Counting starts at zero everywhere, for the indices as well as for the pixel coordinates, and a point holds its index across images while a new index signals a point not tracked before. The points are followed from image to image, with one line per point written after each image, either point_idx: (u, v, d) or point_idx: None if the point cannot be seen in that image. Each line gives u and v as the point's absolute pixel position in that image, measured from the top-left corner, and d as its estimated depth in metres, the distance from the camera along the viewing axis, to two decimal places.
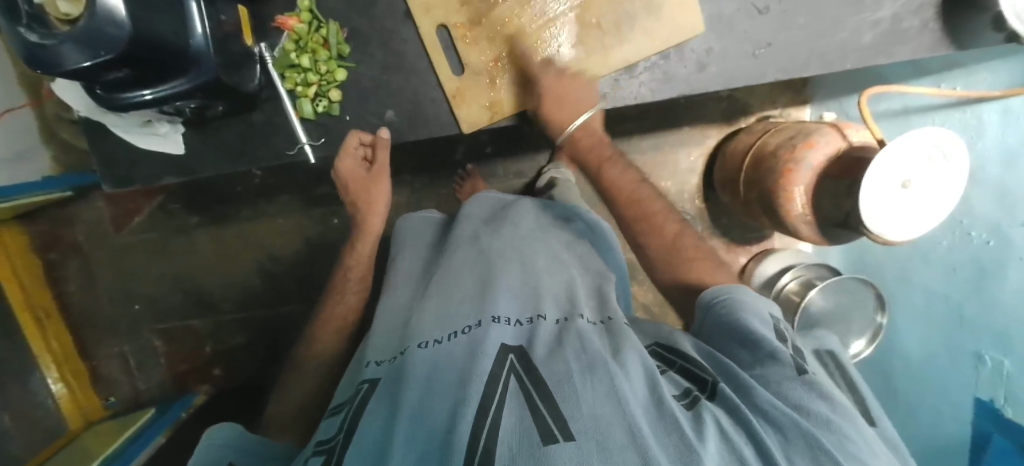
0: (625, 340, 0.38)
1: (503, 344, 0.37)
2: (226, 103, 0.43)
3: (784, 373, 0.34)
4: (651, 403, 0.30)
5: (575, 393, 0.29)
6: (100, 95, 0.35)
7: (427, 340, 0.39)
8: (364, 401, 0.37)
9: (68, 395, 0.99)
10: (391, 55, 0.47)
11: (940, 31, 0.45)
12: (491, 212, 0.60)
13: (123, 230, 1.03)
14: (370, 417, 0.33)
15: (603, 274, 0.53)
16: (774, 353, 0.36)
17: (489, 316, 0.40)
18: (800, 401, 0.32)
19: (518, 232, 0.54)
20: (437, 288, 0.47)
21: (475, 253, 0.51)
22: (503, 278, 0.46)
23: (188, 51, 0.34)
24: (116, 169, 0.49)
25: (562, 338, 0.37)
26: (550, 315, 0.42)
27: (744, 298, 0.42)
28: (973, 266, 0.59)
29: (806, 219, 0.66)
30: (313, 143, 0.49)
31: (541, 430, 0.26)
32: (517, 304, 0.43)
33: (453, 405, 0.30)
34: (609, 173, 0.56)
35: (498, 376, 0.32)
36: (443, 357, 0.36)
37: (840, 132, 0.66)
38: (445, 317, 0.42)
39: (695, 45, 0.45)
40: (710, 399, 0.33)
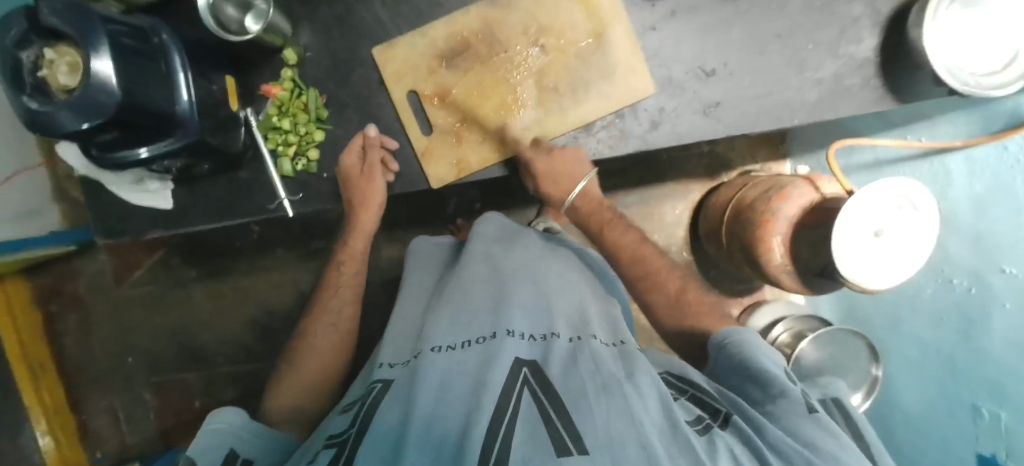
0: (641, 367, 0.36)
1: (517, 358, 0.35)
2: (212, 161, 0.46)
3: (795, 409, 0.34)
4: (666, 425, 0.30)
5: (590, 408, 0.29)
6: (94, 154, 0.38)
7: (439, 345, 0.37)
8: (376, 400, 0.36)
9: (54, 451, 0.97)
10: (366, 118, 0.51)
11: (881, 88, 0.48)
12: (502, 233, 0.57)
13: (123, 283, 1.06)
14: (387, 411, 0.32)
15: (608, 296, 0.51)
16: (785, 392, 0.36)
17: (504, 329, 0.38)
18: (810, 439, 0.32)
19: (529, 254, 0.51)
20: (450, 295, 0.44)
21: (487, 268, 0.48)
22: (517, 293, 0.43)
23: (176, 116, 0.37)
24: (108, 225, 0.52)
25: (578, 357, 0.36)
26: (564, 333, 0.39)
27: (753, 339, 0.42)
28: (959, 314, 0.58)
29: (786, 269, 0.66)
30: (291, 198, 0.52)
31: (555, 444, 0.26)
32: (532, 319, 0.41)
33: (468, 410, 0.29)
34: (610, 236, 0.57)
35: (511, 391, 0.31)
36: (456, 365, 0.34)
37: (813, 184, 0.68)
38: (459, 324, 0.39)
39: (648, 104, 0.49)
40: (722, 426, 0.33)
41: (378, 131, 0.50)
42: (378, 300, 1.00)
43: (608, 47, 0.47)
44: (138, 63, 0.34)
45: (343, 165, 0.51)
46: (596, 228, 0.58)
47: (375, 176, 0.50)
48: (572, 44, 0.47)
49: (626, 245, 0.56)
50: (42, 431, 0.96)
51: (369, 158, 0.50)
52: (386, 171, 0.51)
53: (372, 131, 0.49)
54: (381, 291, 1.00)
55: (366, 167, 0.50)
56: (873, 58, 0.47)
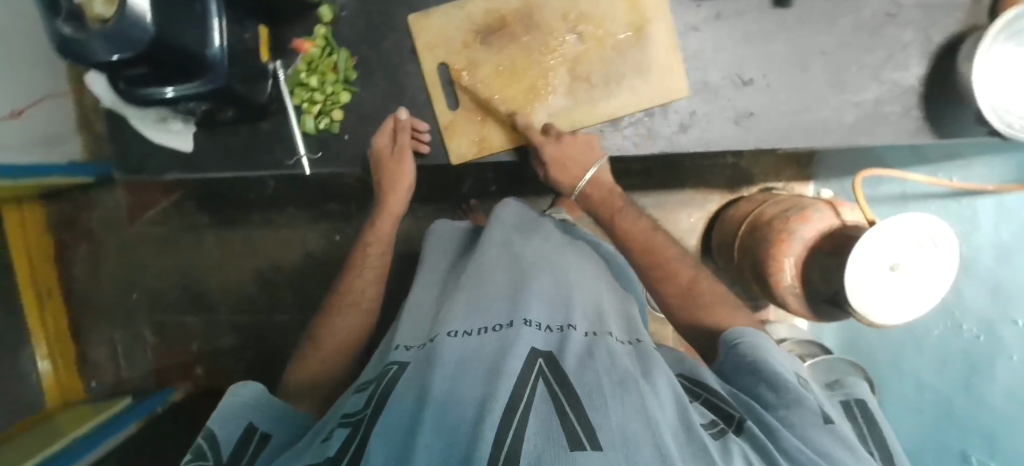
0: (657, 364, 0.36)
1: (533, 348, 0.34)
2: (236, 109, 0.46)
3: (810, 418, 0.33)
4: (680, 427, 0.29)
5: (604, 405, 0.28)
6: (122, 88, 0.38)
7: (455, 329, 0.37)
8: (392, 381, 0.36)
9: (51, 375, 1.00)
10: (394, 85, 0.51)
11: (921, 119, 0.46)
12: (522, 220, 0.57)
13: (135, 221, 1.07)
14: (398, 397, 0.32)
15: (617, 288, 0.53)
16: (803, 400, 0.35)
17: (521, 318, 0.38)
18: (827, 450, 0.31)
19: (550, 243, 0.53)
20: (469, 282, 0.45)
21: (507, 254, 0.49)
22: (537, 282, 0.44)
23: (206, 60, 0.37)
24: (129, 160, 0.52)
25: (593, 351, 0.36)
26: (580, 327, 0.40)
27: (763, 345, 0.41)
28: (964, 359, 0.57)
29: (795, 291, 0.66)
30: (311, 156, 0.52)
31: (569, 436, 0.25)
32: (548, 310, 0.41)
33: (483, 394, 0.28)
34: (621, 223, 0.54)
35: (526, 379, 0.30)
36: (471, 352, 0.34)
37: (834, 209, 0.67)
38: (477, 311, 0.40)
39: (680, 106, 0.48)
40: (736, 433, 0.32)
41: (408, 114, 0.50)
42: None
43: (646, 43, 0.46)
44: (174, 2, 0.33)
45: (376, 145, 0.50)
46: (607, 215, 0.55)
47: (405, 157, 0.49)
48: (611, 36, 0.46)
49: (637, 233, 0.54)
50: (41, 353, 0.99)
51: (400, 140, 0.49)
52: (419, 146, 0.50)
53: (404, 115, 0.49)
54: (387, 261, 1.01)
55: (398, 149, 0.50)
56: (917, 88, 0.46)
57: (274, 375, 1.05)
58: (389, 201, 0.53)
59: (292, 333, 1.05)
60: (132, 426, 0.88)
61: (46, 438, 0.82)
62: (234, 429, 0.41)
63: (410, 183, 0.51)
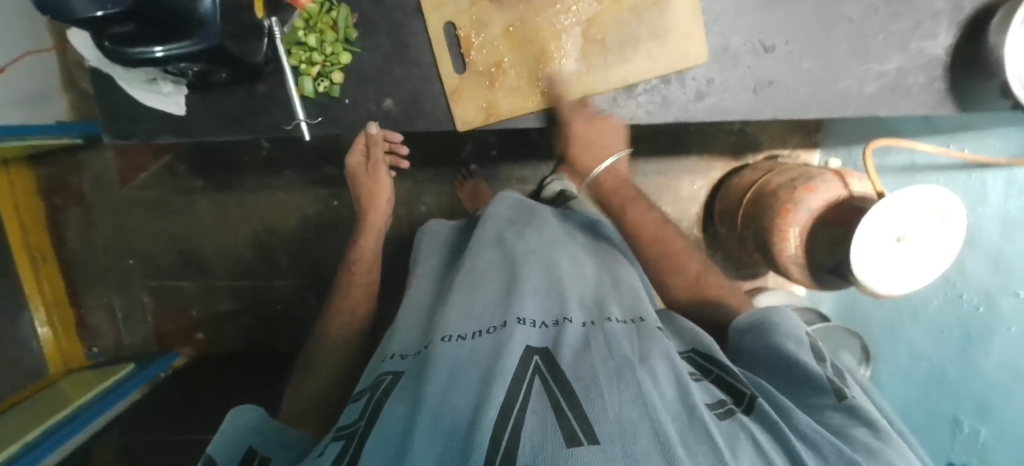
0: (656, 344, 0.37)
1: (528, 345, 0.36)
2: (230, 70, 0.43)
3: (825, 400, 0.35)
4: (683, 409, 0.29)
5: (600, 398, 0.28)
6: (107, 47, 0.35)
7: (450, 334, 0.39)
8: (388, 390, 0.37)
9: (51, 339, 1.00)
10: (397, 46, 0.48)
11: (945, 91, 0.45)
12: (515, 213, 0.60)
13: (128, 184, 1.04)
14: (394, 406, 0.33)
15: (616, 261, 0.55)
16: (817, 377, 0.36)
17: (514, 317, 0.39)
18: (842, 428, 0.32)
19: (543, 236, 0.55)
20: (463, 286, 0.47)
21: (500, 252, 0.52)
22: (529, 280, 0.45)
23: (197, 17, 0.35)
24: (117, 123, 0.50)
25: (590, 341, 0.37)
26: (577, 318, 0.41)
27: (779, 318, 0.43)
28: (960, 330, 0.63)
29: (797, 262, 0.66)
30: (310, 121, 0.50)
31: (566, 432, 0.25)
32: (541, 307, 0.42)
33: (476, 400, 0.29)
34: (631, 214, 0.59)
35: (522, 378, 0.31)
36: (467, 355, 0.35)
37: (842, 180, 0.66)
38: (471, 316, 0.41)
39: (697, 73, 0.46)
40: (746, 412, 0.32)
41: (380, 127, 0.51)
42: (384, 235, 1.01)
43: (666, 4, 0.43)
44: None
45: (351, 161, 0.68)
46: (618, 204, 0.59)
47: (377, 170, 0.68)
48: None
49: (648, 225, 0.58)
50: (42, 320, 0.99)
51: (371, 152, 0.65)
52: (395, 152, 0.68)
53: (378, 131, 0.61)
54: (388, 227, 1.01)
55: (371, 163, 0.66)
56: (943, 58, 0.44)
57: (277, 338, 1.07)
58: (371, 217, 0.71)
59: (292, 298, 1.06)
60: (135, 392, 0.91)
61: (49, 407, 0.82)
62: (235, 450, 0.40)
63: (387, 195, 0.70)
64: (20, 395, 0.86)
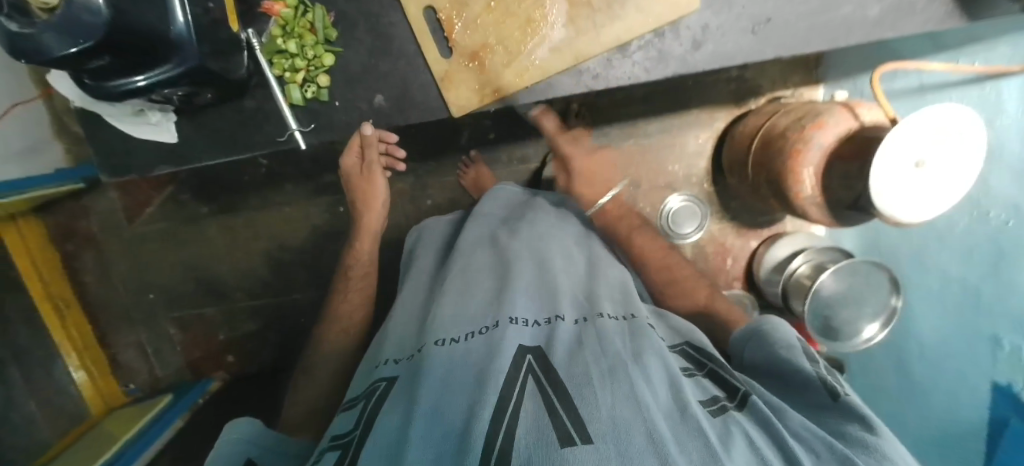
0: (648, 341, 0.39)
1: (521, 344, 0.37)
2: (214, 89, 0.42)
3: (822, 398, 0.36)
4: (674, 409, 0.30)
5: (594, 398, 0.29)
6: (89, 84, 0.35)
7: (445, 338, 0.40)
8: (382, 397, 0.38)
9: (88, 382, 1.03)
10: (380, 39, 0.46)
11: (953, 3, 0.43)
12: (506, 217, 0.64)
13: (136, 220, 1.05)
14: (390, 409, 0.34)
15: (590, 243, 0.60)
16: (809, 378, 0.38)
17: (506, 317, 0.40)
18: (839, 428, 0.33)
19: (536, 235, 0.57)
20: (457, 288, 0.48)
21: (494, 256, 0.54)
22: (522, 280, 0.47)
23: (171, 38, 0.34)
24: (113, 159, 0.49)
25: (582, 338, 0.38)
26: (569, 316, 0.43)
27: (775, 325, 0.44)
28: (993, 247, 0.61)
29: (815, 201, 0.65)
30: (303, 130, 0.49)
31: (559, 433, 0.26)
32: (535, 306, 0.44)
33: (469, 405, 0.30)
34: (637, 240, 0.65)
35: (515, 379, 0.32)
36: (461, 356, 0.36)
37: (851, 111, 0.64)
38: (465, 317, 0.42)
39: (690, 22, 0.44)
40: (739, 408, 0.33)
41: (373, 127, 0.50)
42: (395, 235, 1.01)
43: None
44: None
45: (346, 163, 0.67)
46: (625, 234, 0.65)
47: (373, 173, 0.67)
48: None
49: (654, 253, 0.64)
50: (76, 364, 1.02)
51: (366, 156, 0.64)
52: (393, 155, 0.69)
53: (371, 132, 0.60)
54: (398, 226, 1.01)
55: (365, 165, 0.65)
56: None
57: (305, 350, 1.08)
58: (368, 218, 0.70)
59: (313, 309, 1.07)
60: (179, 419, 0.93)
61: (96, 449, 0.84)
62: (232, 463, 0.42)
63: (382, 197, 0.69)
64: (58, 446, 0.88)
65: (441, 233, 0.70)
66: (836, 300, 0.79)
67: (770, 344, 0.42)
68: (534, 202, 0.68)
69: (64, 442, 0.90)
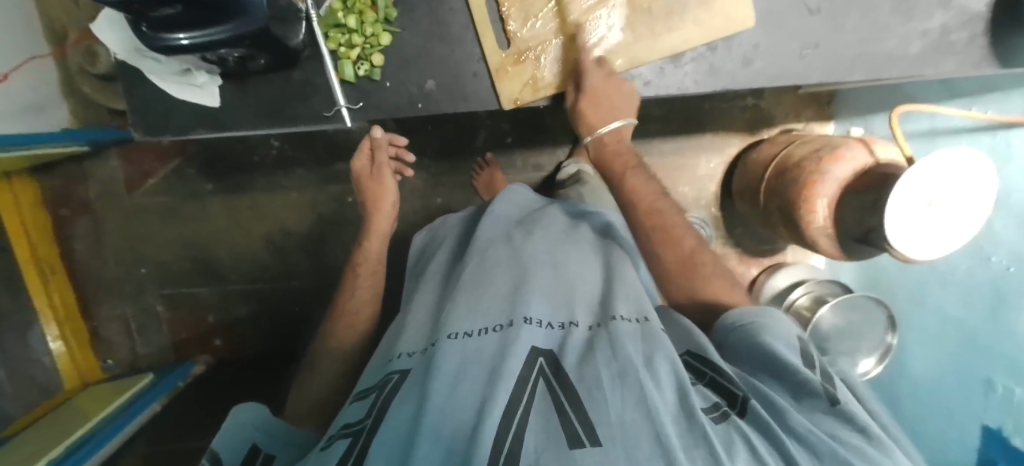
0: (658, 345, 0.37)
1: (534, 346, 0.38)
2: (269, 55, 0.42)
3: (817, 404, 0.34)
4: (681, 414, 0.30)
5: (603, 399, 0.30)
6: (145, 32, 0.33)
7: (456, 331, 0.40)
8: (394, 390, 0.38)
9: (65, 353, 0.99)
10: (436, 25, 0.47)
11: (989, 47, 0.44)
12: (522, 214, 0.64)
13: (136, 191, 1.03)
14: (403, 401, 0.34)
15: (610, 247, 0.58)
16: (807, 381, 0.35)
17: (520, 317, 0.41)
18: (835, 432, 0.32)
19: (551, 235, 0.57)
20: (471, 285, 0.49)
21: (509, 251, 0.54)
22: (537, 280, 0.47)
23: (239, 2, 0.32)
24: (150, 116, 0.48)
25: (594, 342, 0.38)
26: (583, 323, 0.43)
27: (767, 319, 0.43)
28: (993, 290, 0.63)
29: (826, 232, 0.69)
30: (351, 107, 0.48)
31: (568, 434, 0.28)
32: (549, 307, 0.44)
33: (482, 399, 0.31)
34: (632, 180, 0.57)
35: (527, 379, 0.34)
36: (474, 350, 0.37)
37: (868, 147, 0.68)
38: (478, 313, 0.43)
39: (743, 39, 0.44)
40: (739, 415, 0.33)
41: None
42: (403, 229, 1.01)
43: None
44: None
45: (357, 165, 0.68)
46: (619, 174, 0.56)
47: (384, 176, 0.67)
48: None
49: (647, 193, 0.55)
50: (54, 335, 0.98)
51: (378, 158, 0.67)
52: (402, 157, 0.71)
53: (379, 133, 0.65)
54: (407, 221, 1.01)
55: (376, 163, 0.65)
56: (985, 13, 0.44)
57: (296, 341, 1.05)
58: (378, 217, 0.68)
59: (310, 299, 1.05)
60: (156, 403, 0.89)
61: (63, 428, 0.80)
62: (239, 450, 0.42)
63: (393, 198, 0.68)
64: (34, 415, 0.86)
65: (455, 227, 0.71)
66: (835, 332, 0.82)
67: (766, 341, 0.40)
68: (554, 202, 0.68)
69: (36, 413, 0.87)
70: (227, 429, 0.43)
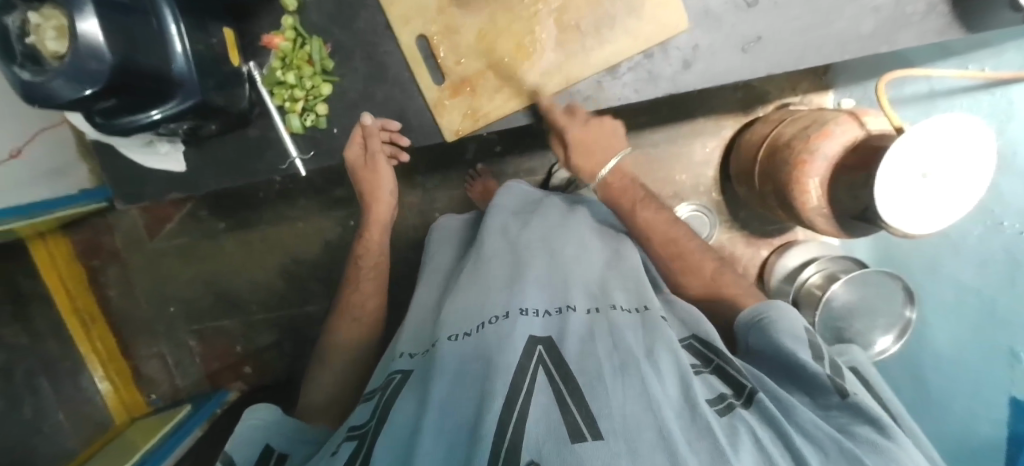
0: (660, 336, 0.39)
1: (532, 335, 0.38)
2: (219, 122, 0.45)
3: (830, 399, 0.36)
4: (684, 407, 0.31)
5: (604, 391, 0.31)
6: (100, 122, 0.38)
7: (456, 333, 0.41)
8: (397, 390, 0.41)
9: (113, 393, 1.09)
10: (375, 68, 0.48)
11: (950, 14, 0.41)
12: (521, 205, 0.64)
13: (157, 235, 1.09)
14: (402, 405, 0.36)
15: (617, 238, 0.58)
16: (816, 376, 0.37)
17: (516, 308, 0.41)
18: (847, 427, 0.34)
19: (547, 223, 0.57)
20: (469, 279, 0.49)
21: (506, 243, 0.54)
22: (533, 270, 0.48)
23: (172, 77, 0.36)
24: (127, 187, 0.52)
25: (594, 331, 0.39)
26: (580, 305, 0.43)
27: (777, 314, 0.43)
28: (1007, 262, 0.58)
29: (823, 212, 0.65)
30: (302, 156, 0.51)
31: (570, 429, 0.27)
32: (544, 296, 0.45)
33: (480, 397, 0.31)
34: (643, 215, 0.58)
35: (526, 368, 0.34)
36: (472, 349, 0.38)
37: (857, 120, 0.64)
38: (477, 308, 0.43)
39: (680, 42, 0.44)
40: (745, 406, 0.34)
41: (374, 117, 0.49)
42: (405, 247, 1.04)
43: None
44: (126, 22, 0.31)
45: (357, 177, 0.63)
46: (629, 207, 0.58)
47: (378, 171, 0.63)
48: None
49: (658, 225, 0.57)
50: (100, 376, 1.09)
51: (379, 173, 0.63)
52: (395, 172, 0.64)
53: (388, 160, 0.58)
54: (408, 239, 1.04)
55: (370, 158, 0.51)
56: None
57: None
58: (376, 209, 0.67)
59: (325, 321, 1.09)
60: (197, 430, 0.95)
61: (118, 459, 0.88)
62: (253, 451, 0.45)
63: (389, 187, 0.65)
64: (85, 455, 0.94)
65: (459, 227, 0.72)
66: (847, 310, 0.75)
67: (774, 336, 0.41)
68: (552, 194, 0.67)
69: (86, 453, 0.94)
70: (241, 429, 0.47)
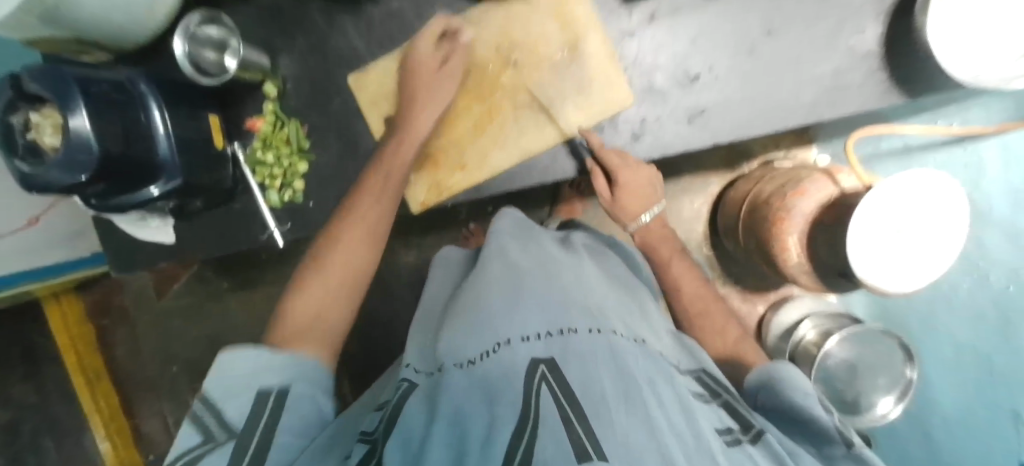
0: (663, 369, 0.36)
1: (534, 357, 0.35)
2: (203, 197, 0.49)
3: (836, 450, 0.35)
4: (691, 438, 0.29)
5: (610, 418, 0.28)
6: (95, 203, 0.42)
7: (460, 359, 0.37)
8: (394, 409, 0.38)
9: (111, 451, 1.11)
10: (350, 145, 0.52)
11: (888, 80, 0.43)
12: (516, 228, 0.55)
13: (164, 295, 1.13)
14: (400, 431, 0.34)
15: (617, 268, 0.54)
16: (824, 430, 0.36)
17: (517, 335, 0.37)
18: None
19: (548, 250, 0.52)
20: (465, 300, 0.44)
21: (503, 267, 0.46)
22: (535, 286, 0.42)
23: (155, 162, 0.41)
24: (121, 259, 0.55)
25: (601, 352, 0.34)
26: (582, 326, 0.37)
27: (785, 374, 0.40)
28: (999, 315, 0.61)
29: (804, 268, 0.65)
30: (281, 228, 0.54)
31: (577, 451, 0.26)
32: (545, 316, 0.39)
33: (488, 428, 0.30)
34: (675, 269, 0.59)
35: (531, 396, 0.31)
36: (474, 376, 0.35)
37: (831, 178, 0.65)
38: (473, 332, 0.39)
39: (628, 116, 0.48)
40: (751, 442, 0.33)
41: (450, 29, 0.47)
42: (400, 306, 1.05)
43: (584, 59, 0.45)
44: (117, 117, 0.36)
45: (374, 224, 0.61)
46: (666, 259, 0.59)
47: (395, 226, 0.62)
48: (546, 58, 0.46)
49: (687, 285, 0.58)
50: (101, 437, 1.11)
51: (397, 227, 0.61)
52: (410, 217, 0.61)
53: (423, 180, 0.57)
54: (404, 298, 1.06)
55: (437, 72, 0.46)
56: (878, 50, 0.43)
57: None
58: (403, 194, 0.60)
59: None
60: None
61: None
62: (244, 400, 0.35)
63: None
64: None
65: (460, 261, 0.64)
66: (846, 371, 0.72)
67: (786, 398, 0.38)
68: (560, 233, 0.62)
69: None
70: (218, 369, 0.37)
